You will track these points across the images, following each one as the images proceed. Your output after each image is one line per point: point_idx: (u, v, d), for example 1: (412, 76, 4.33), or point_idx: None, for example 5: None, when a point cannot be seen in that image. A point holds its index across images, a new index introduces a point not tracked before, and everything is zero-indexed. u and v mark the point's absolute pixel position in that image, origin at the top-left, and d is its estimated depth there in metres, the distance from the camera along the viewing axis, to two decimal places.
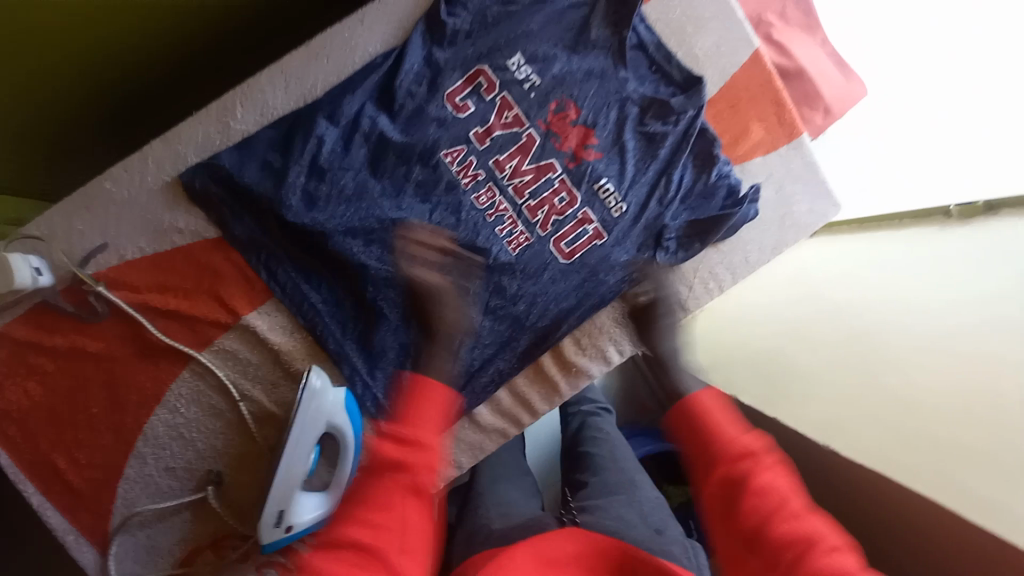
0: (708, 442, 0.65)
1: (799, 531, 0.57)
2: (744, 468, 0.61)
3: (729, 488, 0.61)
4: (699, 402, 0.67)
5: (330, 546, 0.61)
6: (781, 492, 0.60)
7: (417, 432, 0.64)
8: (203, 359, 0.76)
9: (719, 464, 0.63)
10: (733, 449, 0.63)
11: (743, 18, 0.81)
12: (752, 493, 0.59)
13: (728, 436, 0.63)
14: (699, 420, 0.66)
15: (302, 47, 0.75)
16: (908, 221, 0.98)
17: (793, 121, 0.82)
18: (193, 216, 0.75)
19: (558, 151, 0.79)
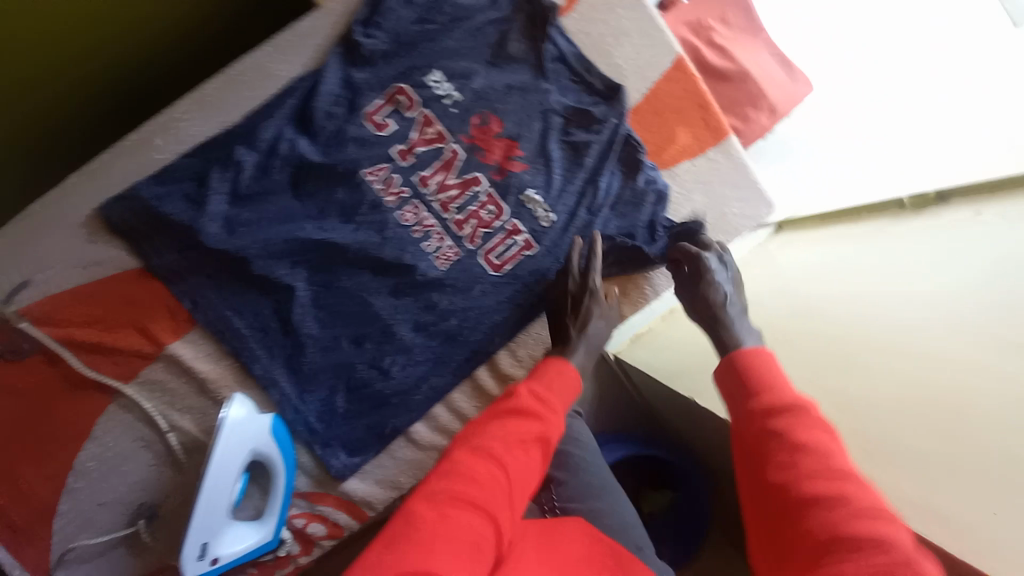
0: (742, 401, 0.58)
1: (832, 487, 0.47)
2: (784, 420, 0.53)
3: (768, 442, 0.53)
4: (743, 358, 0.61)
5: (439, 480, 0.52)
6: (831, 448, 0.51)
7: (556, 397, 0.64)
8: (129, 392, 0.76)
9: (760, 416, 0.55)
10: (780, 403, 0.55)
11: (664, 25, 0.81)
12: (795, 447, 0.51)
13: (771, 389, 0.57)
14: (740, 375, 0.60)
15: (220, 74, 0.74)
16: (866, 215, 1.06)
17: (719, 125, 0.83)
18: (115, 248, 0.75)
19: (482, 164, 0.79)
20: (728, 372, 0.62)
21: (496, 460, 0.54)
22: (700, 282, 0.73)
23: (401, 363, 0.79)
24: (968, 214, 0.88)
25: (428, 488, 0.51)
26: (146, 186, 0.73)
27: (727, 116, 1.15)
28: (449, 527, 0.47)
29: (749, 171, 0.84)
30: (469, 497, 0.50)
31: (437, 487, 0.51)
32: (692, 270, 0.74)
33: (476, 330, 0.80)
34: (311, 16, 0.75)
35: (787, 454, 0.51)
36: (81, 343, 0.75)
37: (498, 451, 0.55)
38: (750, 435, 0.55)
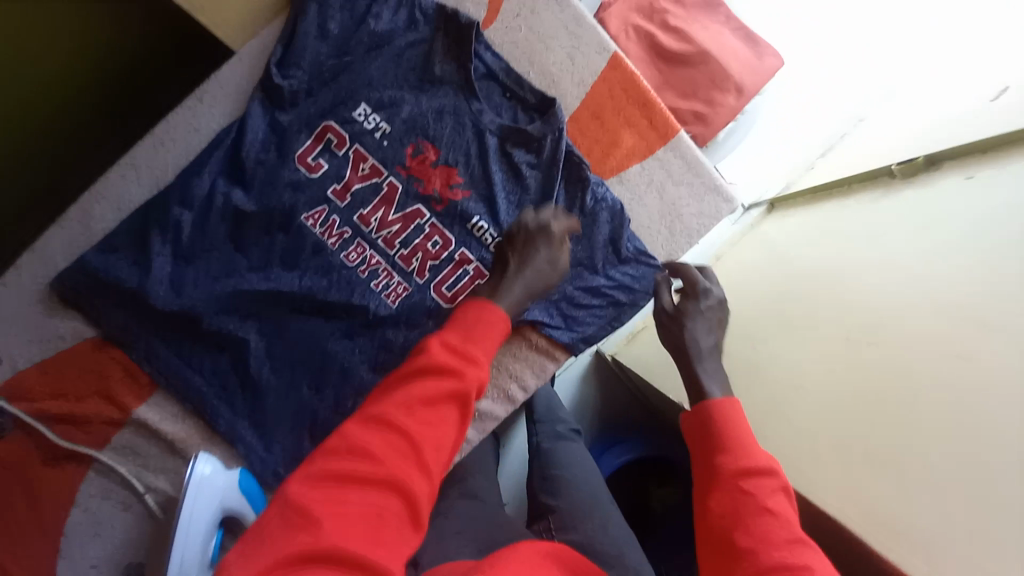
0: (711, 455, 0.60)
1: (796, 560, 0.50)
2: (754, 483, 0.56)
3: (737, 505, 0.55)
4: (718, 410, 0.62)
5: (331, 451, 0.49)
6: (790, 515, 0.54)
7: (474, 346, 0.58)
8: (103, 457, 0.76)
9: (732, 475, 0.57)
10: (750, 465, 0.57)
11: (594, 23, 0.77)
12: (765, 512, 0.53)
13: (740, 448, 0.59)
14: (710, 431, 0.62)
15: (148, 135, 0.74)
16: (856, 186, 1.11)
17: (665, 122, 0.78)
18: (71, 318, 0.77)
19: (422, 195, 0.77)
20: (698, 421, 0.63)
21: (396, 423, 0.51)
22: (688, 320, 0.72)
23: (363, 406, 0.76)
24: (959, 178, 0.82)
25: (320, 460, 0.49)
26: (90, 253, 0.73)
27: (691, 101, 1.09)
28: (340, 502, 0.46)
29: (703, 166, 0.80)
30: (366, 474, 0.47)
31: (324, 462, 0.48)
32: (684, 305, 0.73)
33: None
34: (228, 64, 0.74)
35: (755, 519, 0.53)
36: (51, 413, 0.75)
37: (397, 415, 0.51)
38: (720, 495, 0.56)
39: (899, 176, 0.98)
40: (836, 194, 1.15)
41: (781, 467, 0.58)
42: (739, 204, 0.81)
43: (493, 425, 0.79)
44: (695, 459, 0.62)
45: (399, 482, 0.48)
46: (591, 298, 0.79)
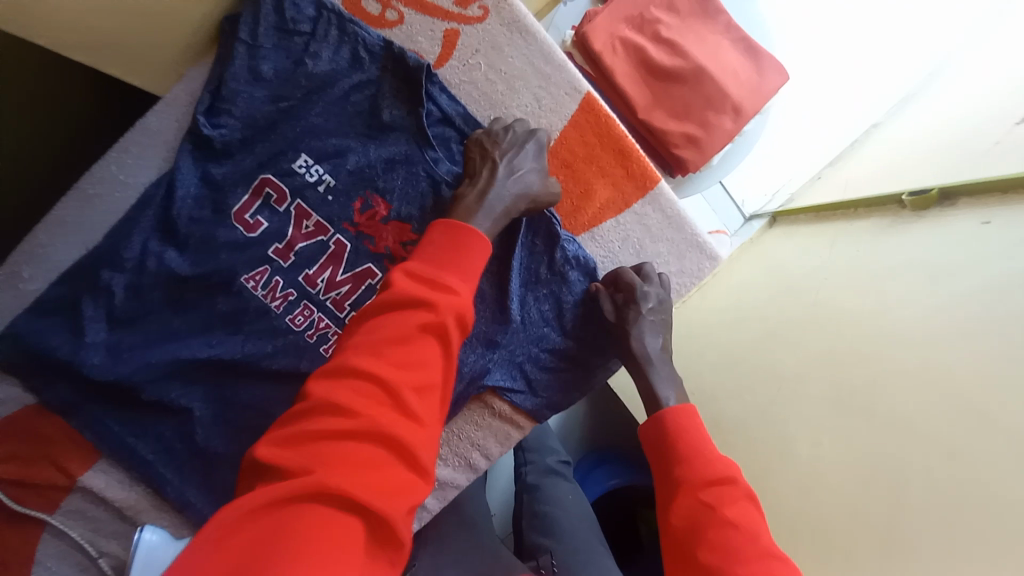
0: (671, 468, 0.62)
1: (762, 567, 0.51)
2: (714, 493, 0.58)
3: (699, 514, 0.57)
4: (675, 427, 0.65)
5: (304, 412, 0.47)
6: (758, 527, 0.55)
7: (444, 275, 0.55)
8: (53, 522, 0.72)
9: (692, 487, 0.59)
10: (709, 476, 0.59)
11: (565, 60, 0.68)
12: (727, 522, 0.55)
13: (696, 458, 0.61)
14: (668, 446, 0.64)
15: (72, 193, 0.69)
16: (862, 210, 1.01)
17: (643, 171, 0.70)
18: (7, 384, 0.73)
19: (374, 253, 0.70)
20: (657, 440, 0.66)
21: (368, 369, 0.48)
22: (631, 329, 0.69)
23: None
24: (972, 224, 0.76)
25: (295, 420, 0.47)
26: (18, 320, 0.68)
27: (684, 124, 0.98)
28: (321, 455, 0.44)
29: (685, 219, 0.72)
30: (344, 427, 0.45)
31: (298, 421, 0.46)
32: (626, 312, 0.69)
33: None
34: (156, 112, 0.67)
35: (716, 526, 0.55)
36: (4, 478, 0.70)
37: (366, 361, 0.48)
38: (683, 504, 0.59)
39: (909, 209, 0.89)
40: (841, 215, 1.05)
41: (741, 477, 0.60)
42: (723, 259, 0.74)
43: (452, 494, 0.75)
44: (658, 476, 0.64)
45: (381, 423, 0.46)
46: (556, 361, 0.73)
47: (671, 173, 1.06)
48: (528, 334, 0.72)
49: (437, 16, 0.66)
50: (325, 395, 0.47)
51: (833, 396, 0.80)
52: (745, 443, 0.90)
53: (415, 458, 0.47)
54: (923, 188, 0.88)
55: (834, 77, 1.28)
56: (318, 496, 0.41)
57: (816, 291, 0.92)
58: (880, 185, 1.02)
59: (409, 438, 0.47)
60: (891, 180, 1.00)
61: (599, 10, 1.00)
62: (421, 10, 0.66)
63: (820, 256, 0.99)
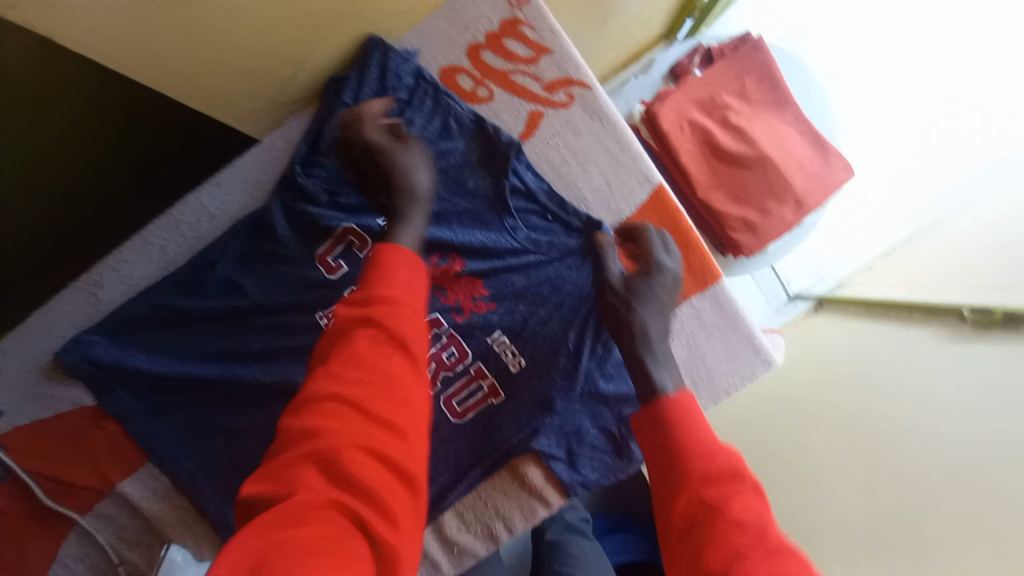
0: (664, 466, 0.50)
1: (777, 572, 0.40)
2: (717, 491, 0.46)
3: (699, 521, 0.45)
4: (675, 418, 0.53)
5: (282, 448, 0.48)
6: (757, 502, 0.45)
7: (389, 286, 0.54)
8: (83, 523, 0.75)
9: (691, 480, 0.47)
10: (711, 468, 0.48)
11: (640, 151, 0.70)
12: (734, 522, 0.43)
13: (697, 445, 0.50)
14: (664, 439, 0.52)
15: (164, 217, 0.75)
16: (919, 314, 0.95)
17: (706, 268, 0.71)
18: (72, 385, 0.77)
19: (443, 305, 0.72)
20: (653, 434, 0.53)
21: (330, 394, 0.49)
22: (639, 302, 0.64)
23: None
24: None
25: (275, 456, 0.48)
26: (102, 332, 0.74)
27: (743, 208, 0.98)
28: (301, 481, 0.45)
29: (740, 320, 0.72)
30: (320, 454, 0.46)
31: (274, 458, 0.48)
32: (632, 282, 0.65)
33: (434, 481, 0.74)
34: (256, 155, 0.74)
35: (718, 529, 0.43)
36: (44, 473, 0.74)
37: (331, 387, 0.49)
38: (680, 504, 0.47)
39: (970, 325, 0.83)
40: (897, 316, 0.99)
41: (749, 468, 0.48)
42: (776, 365, 0.73)
43: (472, 563, 0.74)
44: (651, 473, 0.51)
45: (352, 442, 0.47)
46: (603, 440, 0.74)
47: (723, 251, 1.05)
48: (581, 408, 0.74)
49: (524, 98, 0.70)
50: (297, 427, 0.48)
51: (876, 518, 0.75)
52: None
53: (398, 468, 0.48)
54: (987, 307, 0.82)
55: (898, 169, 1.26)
56: (308, 518, 0.43)
57: (864, 392, 0.87)
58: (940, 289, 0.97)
59: (388, 450, 0.48)
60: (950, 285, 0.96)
61: (671, 90, 1.02)
62: (510, 91, 0.71)
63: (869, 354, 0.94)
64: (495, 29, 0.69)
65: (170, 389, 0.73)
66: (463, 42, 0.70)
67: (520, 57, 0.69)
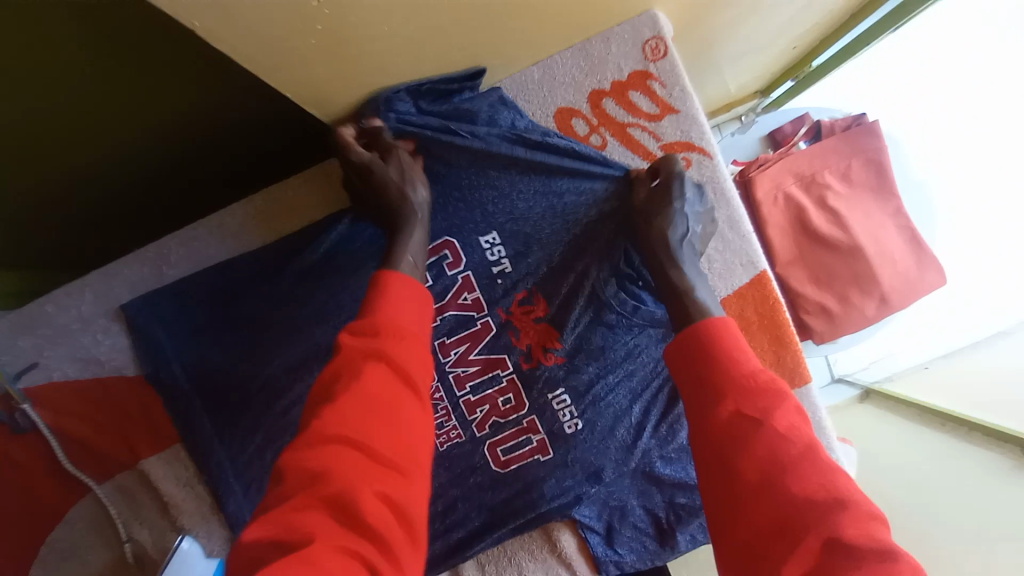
0: (696, 381, 0.50)
1: (823, 487, 0.42)
2: (758, 407, 0.46)
3: (740, 428, 0.45)
4: (704, 329, 0.52)
5: (275, 494, 0.43)
6: (798, 421, 0.46)
7: (397, 314, 0.52)
8: (98, 492, 0.72)
9: (726, 391, 0.47)
10: (750, 381, 0.48)
11: (751, 233, 0.67)
12: (775, 436, 0.44)
13: (734, 360, 0.49)
14: (702, 354, 0.51)
15: (244, 202, 0.73)
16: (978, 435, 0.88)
17: (800, 369, 0.67)
18: (117, 350, 0.73)
19: (512, 346, 0.69)
20: (680, 347, 0.52)
21: (333, 431, 0.45)
22: (659, 215, 0.62)
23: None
24: None
25: (267, 504, 0.43)
26: (167, 306, 0.72)
27: (823, 293, 0.92)
28: (303, 528, 0.41)
29: (824, 431, 0.67)
30: (327, 496, 0.42)
31: (271, 502, 0.43)
32: (654, 196, 0.63)
33: (460, 527, 0.70)
34: None
35: (762, 443, 0.44)
36: (71, 435, 0.71)
37: (332, 426, 0.45)
38: (717, 415, 0.47)
39: None
40: (951, 429, 0.92)
41: (783, 383, 0.49)
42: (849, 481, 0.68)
43: None
44: (682, 386, 0.51)
45: (355, 481, 0.43)
46: (648, 522, 0.70)
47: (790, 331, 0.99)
48: (631, 486, 0.69)
49: (639, 154, 0.70)
50: (294, 469, 0.44)
51: None
52: None
53: (398, 506, 0.45)
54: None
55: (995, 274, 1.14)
56: (320, 562, 0.39)
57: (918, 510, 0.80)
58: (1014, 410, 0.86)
59: (392, 488, 0.45)
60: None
61: (771, 159, 0.99)
62: (626, 144, 0.70)
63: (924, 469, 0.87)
64: (623, 78, 0.69)
65: (220, 375, 0.71)
66: (587, 86, 0.69)
67: (643, 111, 0.69)
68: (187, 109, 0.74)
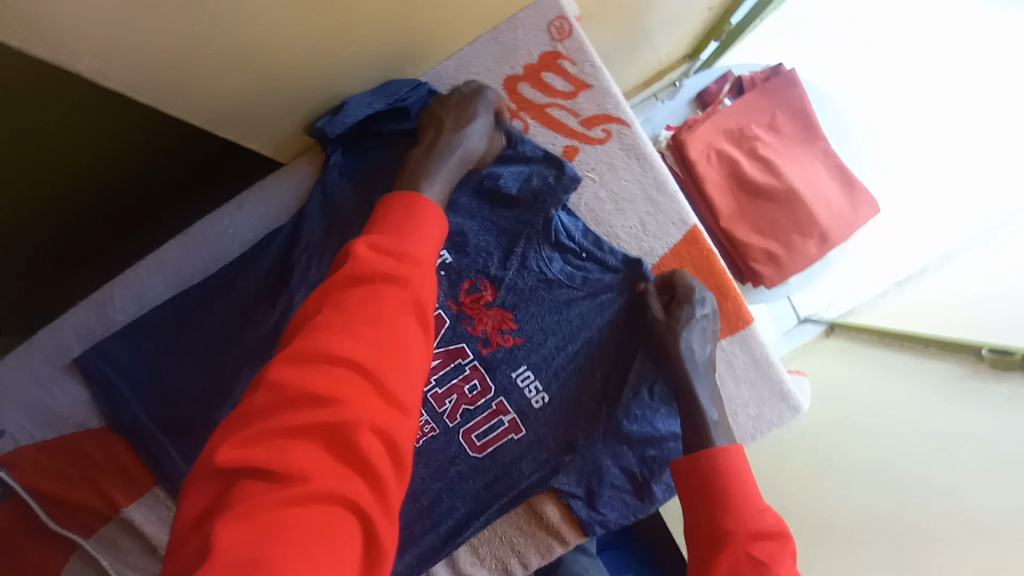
0: (713, 519, 0.57)
1: None
2: (767, 553, 0.54)
3: (745, 569, 0.53)
4: (725, 474, 0.58)
5: (260, 407, 0.43)
6: (791, 563, 0.54)
7: (413, 244, 0.51)
8: (86, 547, 0.69)
9: (733, 535, 0.55)
10: (760, 529, 0.55)
11: (675, 194, 0.73)
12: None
13: (742, 505, 0.56)
14: (712, 487, 0.58)
15: (180, 236, 0.74)
16: (933, 349, 0.91)
17: (739, 313, 0.72)
18: (79, 404, 0.73)
19: (469, 334, 0.71)
20: (695, 479, 0.59)
21: (339, 355, 0.44)
22: (682, 330, 0.66)
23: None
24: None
25: (252, 412, 0.43)
26: (122, 351, 0.71)
27: (767, 241, 0.96)
28: (286, 454, 0.41)
29: (772, 367, 0.72)
30: (318, 421, 0.42)
31: (257, 413, 0.43)
32: (676, 313, 0.67)
33: (448, 515, 0.72)
34: (278, 185, 0.75)
35: None
36: (47, 494, 0.68)
37: (332, 346, 0.44)
38: (724, 551, 0.55)
39: (988, 365, 0.79)
40: (909, 349, 0.96)
41: (785, 526, 0.56)
42: (803, 411, 0.73)
43: None
44: (688, 514, 0.59)
45: (352, 411, 0.43)
46: (624, 479, 0.73)
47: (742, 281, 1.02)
48: (604, 448, 0.72)
49: (561, 132, 0.74)
50: (284, 388, 0.43)
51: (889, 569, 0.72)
52: None
53: (395, 443, 0.45)
54: (1006, 348, 0.78)
55: (925, 196, 1.20)
56: (311, 494, 0.40)
57: (876, 425, 0.85)
58: (956, 322, 0.92)
59: (388, 425, 0.44)
60: (964, 317, 0.91)
61: (700, 120, 1.02)
62: (546, 125, 0.74)
63: (883, 389, 0.91)
64: (535, 61, 0.73)
65: (190, 408, 0.71)
66: (502, 73, 0.73)
67: (559, 91, 0.73)
68: (126, 152, 0.80)
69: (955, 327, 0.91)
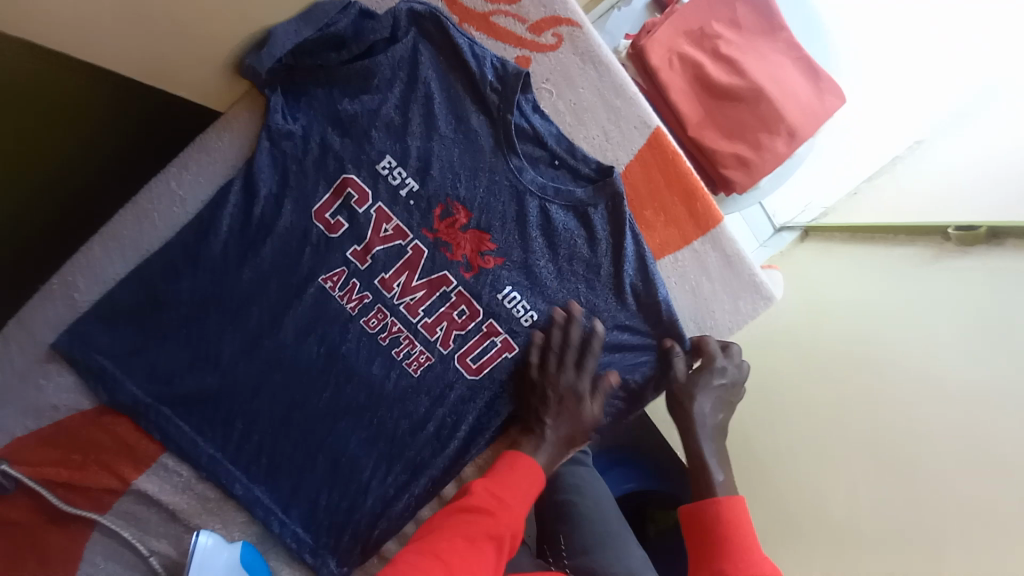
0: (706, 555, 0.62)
1: None
2: None
3: None
4: (722, 517, 0.64)
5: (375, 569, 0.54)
6: None
7: (512, 494, 0.61)
8: (104, 521, 0.70)
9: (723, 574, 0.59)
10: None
11: (635, 97, 0.73)
12: None
13: (734, 548, 0.61)
14: (712, 532, 0.63)
15: (129, 207, 0.71)
16: (902, 236, 0.93)
17: (710, 214, 0.73)
18: (67, 390, 0.71)
19: (450, 261, 0.71)
20: (698, 524, 0.65)
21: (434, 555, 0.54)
22: (699, 393, 0.71)
23: (376, 475, 0.72)
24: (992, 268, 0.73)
25: None
26: (96, 330, 0.70)
27: (736, 143, 0.95)
28: None
29: (745, 264, 0.74)
30: None
31: None
32: (696, 376, 0.71)
33: (454, 435, 0.73)
34: (223, 136, 0.71)
35: None
36: (53, 479, 0.69)
37: (434, 543, 0.55)
38: None
39: (954, 243, 0.81)
40: (879, 239, 0.97)
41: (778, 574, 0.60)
42: (776, 299, 0.75)
43: None
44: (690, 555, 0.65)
45: None
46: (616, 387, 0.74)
47: (714, 190, 1.02)
48: None
49: (509, 42, 0.73)
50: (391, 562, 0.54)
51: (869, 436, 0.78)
52: (794, 468, 0.87)
53: None
54: (972, 223, 0.80)
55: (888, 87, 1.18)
56: None
57: (848, 313, 0.89)
58: (924, 208, 0.94)
59: None
60: (934, 203, 0.93)
61: (659, 22, 0.97)
62: (493, 35, 0.73)
63: (855, 279, 0.94)
64: None
65: (178, 377, 0.71)
66: None
67: None
68: None
69: (925, 213, 0.93)
